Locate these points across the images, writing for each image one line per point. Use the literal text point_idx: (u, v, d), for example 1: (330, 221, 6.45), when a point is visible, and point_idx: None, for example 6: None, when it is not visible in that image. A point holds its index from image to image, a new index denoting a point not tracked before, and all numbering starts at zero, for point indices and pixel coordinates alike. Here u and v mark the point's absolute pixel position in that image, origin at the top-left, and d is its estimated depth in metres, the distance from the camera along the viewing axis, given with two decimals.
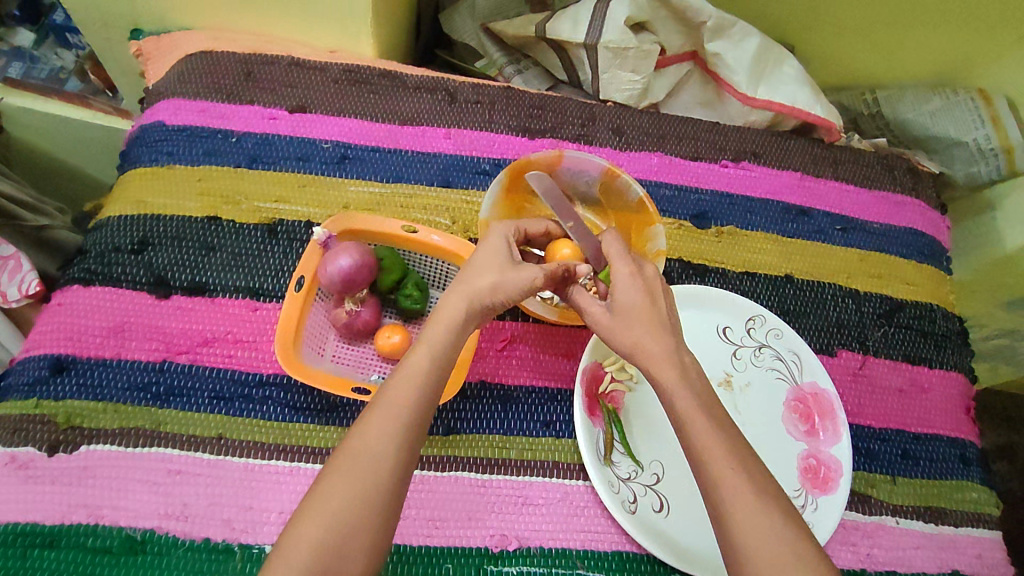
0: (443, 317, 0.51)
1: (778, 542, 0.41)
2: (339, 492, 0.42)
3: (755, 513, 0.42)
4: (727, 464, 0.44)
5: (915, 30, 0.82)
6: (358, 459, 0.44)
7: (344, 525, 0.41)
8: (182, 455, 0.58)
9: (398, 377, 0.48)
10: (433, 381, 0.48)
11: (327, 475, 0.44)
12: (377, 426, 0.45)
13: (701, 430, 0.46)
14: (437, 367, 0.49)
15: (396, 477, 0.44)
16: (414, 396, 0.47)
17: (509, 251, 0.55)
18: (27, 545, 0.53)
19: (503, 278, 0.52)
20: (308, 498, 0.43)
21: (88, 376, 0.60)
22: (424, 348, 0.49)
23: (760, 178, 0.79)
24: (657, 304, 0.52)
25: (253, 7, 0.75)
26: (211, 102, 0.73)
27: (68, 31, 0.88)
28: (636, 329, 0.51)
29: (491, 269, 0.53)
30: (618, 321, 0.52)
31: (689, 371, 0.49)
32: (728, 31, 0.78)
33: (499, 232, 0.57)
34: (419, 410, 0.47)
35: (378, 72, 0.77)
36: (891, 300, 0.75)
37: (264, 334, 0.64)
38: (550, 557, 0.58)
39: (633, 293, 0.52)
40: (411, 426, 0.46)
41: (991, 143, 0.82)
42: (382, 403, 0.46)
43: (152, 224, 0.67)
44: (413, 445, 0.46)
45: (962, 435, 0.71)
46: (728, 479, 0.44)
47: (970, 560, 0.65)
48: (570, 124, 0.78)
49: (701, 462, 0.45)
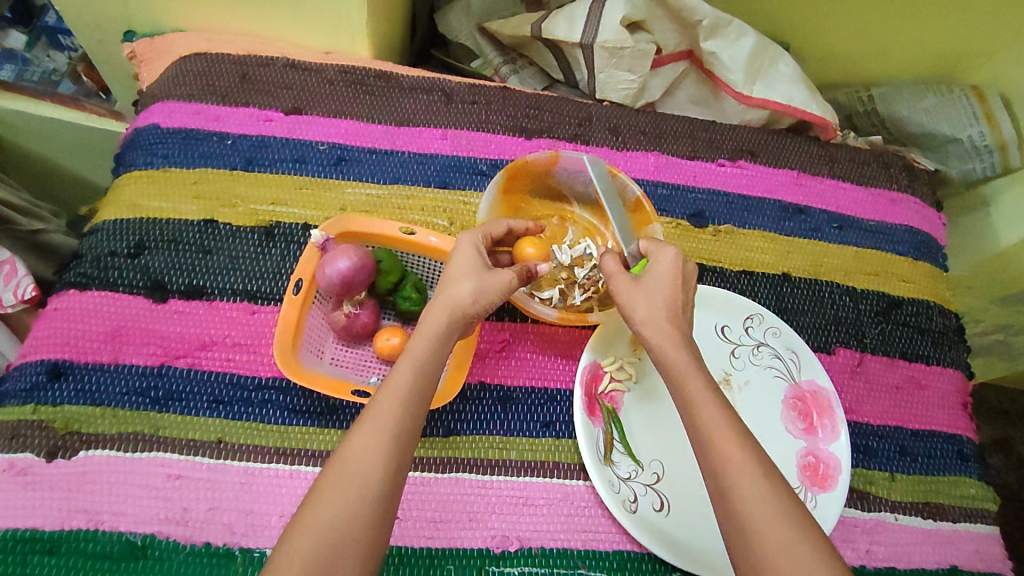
0: (427, 329, 0.51)
1: (785, 536, 0.41)
2: (330, 504, 0.42)
3: (761, 508, 0.42)
4: (732, 458, 0.44)
5: (910, 27, 0.82)
6: (348, 470, 0.44)
7: (336, 536, 0.41)
8: (181, 459, 0.58)
9: (385, 389, 0.48)
10: (420, 391, 0.48)
11: (317, 489, 0.43)
12: (364, 437, 0.45)
13: (708, 422, 0.46)
14: (424, 377, 0.49)
15: (387, 486, 0.44)
16: (403, 406, 0.47)
17: (480, 255, 0.56)
18: (27, 552, 0.53)
19: (482, 284, 0.53)
20: (299, 513, 0.43)
21: (85, 382, 0.60)
22: (409, 359, 0.49)
23: (756, 177, 0.79)
24: (682, 287, 0.53)
25: (247, 9, 0.74)
26: (206, 105, 0.73)
27: (59, 33, 0.88)
28: (656, 303, 0.52)
29: (470, 277, 0.53)
30: (645, 290, 0.52)
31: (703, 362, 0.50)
32: (722, 30, 0.79)
33: (467, 239, 0.57)
34: (408, 421, 0.47)
35: (374, 73, 0.77)
36: (888, 297, 0.75)
37: (263, 337, 0.64)
38: (551, 557, 0.58)
39: (664, 270, 0.53)
40: (399, 437, 0.46)
41: (985, 140, 0.83)
42: (370, 415, 0.46)
43: (148, 227, 0.67)
44: (402, 454, 0.46)
45: (960, 431, 0.71)
46: (737, 472, 0.43)
47: (969, 555, 0.65)
48: (567, 124, 0.78)
49: (710, 454, 0.45)
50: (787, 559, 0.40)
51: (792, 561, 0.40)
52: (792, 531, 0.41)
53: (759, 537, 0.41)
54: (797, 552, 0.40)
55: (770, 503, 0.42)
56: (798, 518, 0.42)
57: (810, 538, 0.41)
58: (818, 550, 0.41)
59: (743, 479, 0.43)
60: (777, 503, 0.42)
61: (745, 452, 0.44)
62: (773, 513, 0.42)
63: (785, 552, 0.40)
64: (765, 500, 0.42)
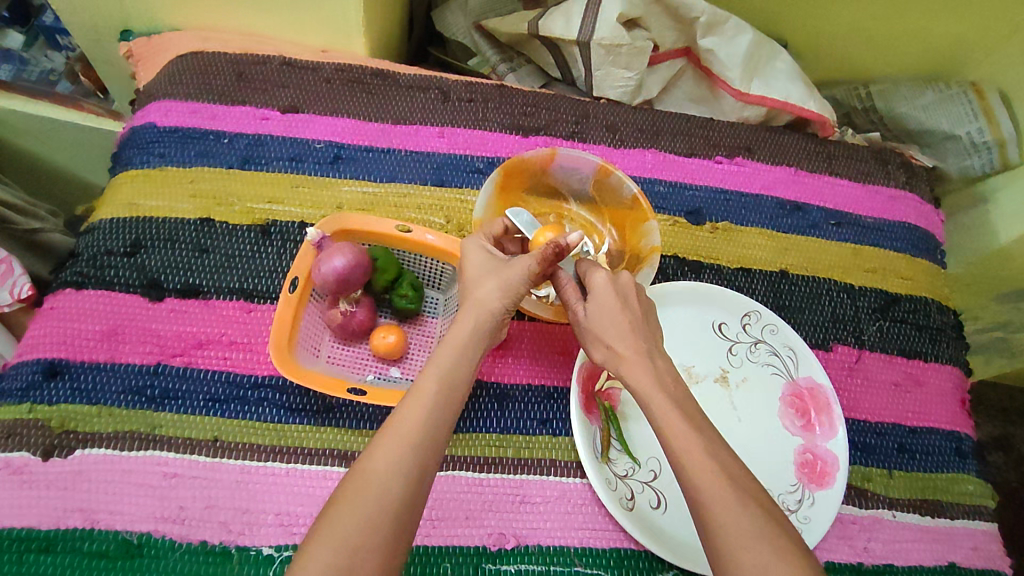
0: (453, 337, 0.51)
1: (757, 540, 0.41)
2: (350, 513, 0.41)
3: (735, 513, 0.42)
4: (705, 465, 0.44)
5: (909, 21, 0.82)
6: (370, 481, 0.43)
7: (354, 546, 0.40)
8: (178, 458, 0.58)
9: (411, 397, 0.48)
10: (446, 401, 0.48)
11: (338, 497, 0.43)
12: (387, 446, 0.45)
13: (678, 432, 0.46)
14: (449, 386, 0.49)
15: (408, 496, 0.43)
16: (429, 415, 0.47)
17: (491, 257, 0.56)
18: (23, 550, 0.53)
19: (503, 280, 0.53)
20: (319, 521, 0.42)
21: (81, 381, 0.60)
22: (433, 367, 0.49)
23: (754, 175, 0.79)
24: (632, 310, 0.52)
25: (243, 7, 0.75)
26: (202, 103, 0.73)
27: (58, 34, 0.87)
28: (608, 334, 0.51)
29: (488, 280, 0.54)
30: (595, 325, 0.52)
31: (664, 375, 0.49)
32: (721, 27, 0.79)
33: (473, 241, 0.57)
34: (432, 430, 0.46)
35: (370, 71, 0.77)
36: (886, 294, 0.75)
37: (259, 335, 0.64)
38: (548, 555, 0.58)
39: (606, 293, 0.52)
40: (424, 446, 0.45)
41: (985, 137, 0.83)
42: (394, 423, 0.46)
43: (144, 226, 0.67)
44: (427, 465, 0.45)
45: (959, 428, 0.71)
46: (704, 479, 0.43)
47: (966, 552, 0.65)
48: (564, 122, 0.78)
49: (681, 465, 0.45)
50: (757, 567, 0.40)
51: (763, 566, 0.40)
52: (763, 539, 0.41)
53: (731, 543, 0.41)
54: (769, 558, 0.40)
55: (742, 509, 0.42)
56: (768, 522, 0.42)
57: (779, 541, 0.41)
58: (788, 554, 0.40)
59: (712, 486, 0.43)
60: (749, 508, 0.42)
61: (719, 455, 0.45)
62: (744, 520, 0.42)
63: (756, 558, 0.40)
64: (738, 504, 0.42)
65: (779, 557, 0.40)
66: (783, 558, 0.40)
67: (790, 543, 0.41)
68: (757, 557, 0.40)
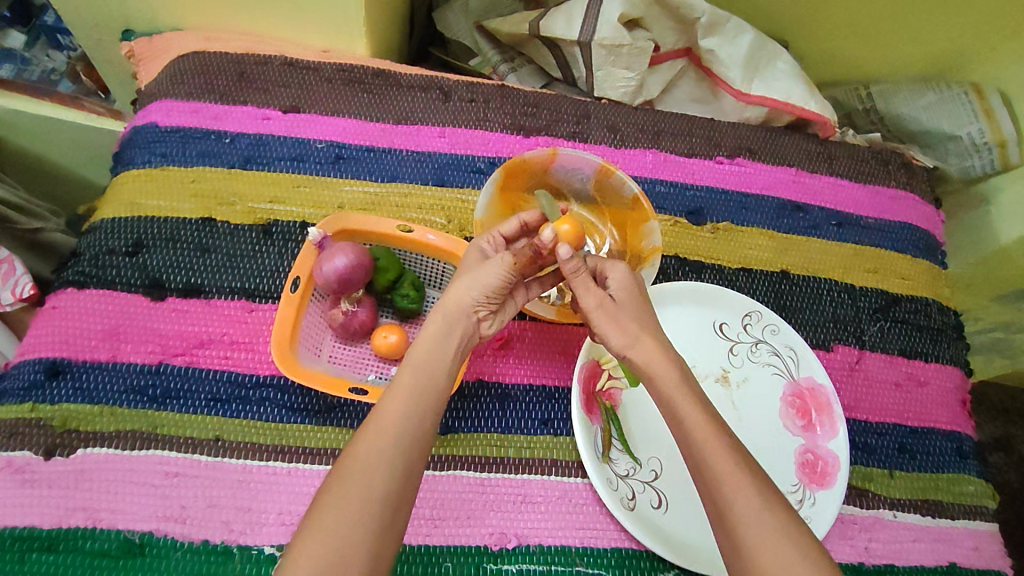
0: (428, 334, 0.51)
1: (779, 538, 0.41)
2: (335, 509, 0.42)
3: (757, 511, 0.42)
4: (728, 463, 0.44)
5: (909, 22, 0.82)
6: (353, 477, 0.43)
7: (342, 542, 0.40)
8: (180, 457, 0.58)
9: (390, 393, 0.48)
10: (424, 395, 0.48)
11: (323, 495, 0.43)
12: (366, 443, 0.45)
13: (700, 430, 0.46)
14: (427, 380, 0.49)
15: (393, 490, 0.44)
16: (407, 409, 0.47)
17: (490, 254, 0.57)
18: (25, 549, 0.53)
19: (477, 277, 0.53)
20: (306, 519, 0.42)
21: (83, 380, 0.60)
22: (410, 364, 0.50)
23: (755, 175, 0.79)
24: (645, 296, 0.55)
25: (245, 7, 0.75)
26: (204, 103, 0.73)
27: (58, 32, 0.88)
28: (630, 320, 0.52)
29: (463, 277, 0.54)
30: (620, 307, 0.53)
31: (690, 376, 0.50)
32: (722, 27, 0.79)
33: (479, 242, 0.58)
34: (411, 424, 0.46)
35: (372, 71, 0.77)
36: (887, 295, 0.75)
37: (260, 335, 0.64)
38: (549, 554, 0.58)
39: (625, 281, 0.55)
40: (404, 440, 0.46)
41: (985, 137, 0.82)
42: (374, 420, 0.46)
43: (146, 226, 0.67)
44: (410, 459, 0.45)
45: (959, 429, 0.71)
46: (728, 478, 0.44)
47: (967, 552, 0.65)
48: (565, 122, 0.78)
49: (703, 463, 0.45)
50: (778, 564, 0.40)
51: (784, 564, 0.40)
52: (784, 538, 0.41)
53: (753, 540, 0.42)
54: (790, 556, 0.40)
55: (764, 508, 0.43)
56: (790, 521, 0.42)
57: (801, 539, 0.42)
58: (809, 552, 0.41)
59: (734, 484, 0.43)
60: (769, 507, 0.43)
61: (737, 454, 0.45)
62: (766, 518, 0.42)
63: (777, 556, 0.41)
64: (758, 503, 0.43)
65: (800, 556, 0.41)
66: (804, 557, 0.41)
67: (809, 542, 0.42)
68: (778, 555, 0.41)
